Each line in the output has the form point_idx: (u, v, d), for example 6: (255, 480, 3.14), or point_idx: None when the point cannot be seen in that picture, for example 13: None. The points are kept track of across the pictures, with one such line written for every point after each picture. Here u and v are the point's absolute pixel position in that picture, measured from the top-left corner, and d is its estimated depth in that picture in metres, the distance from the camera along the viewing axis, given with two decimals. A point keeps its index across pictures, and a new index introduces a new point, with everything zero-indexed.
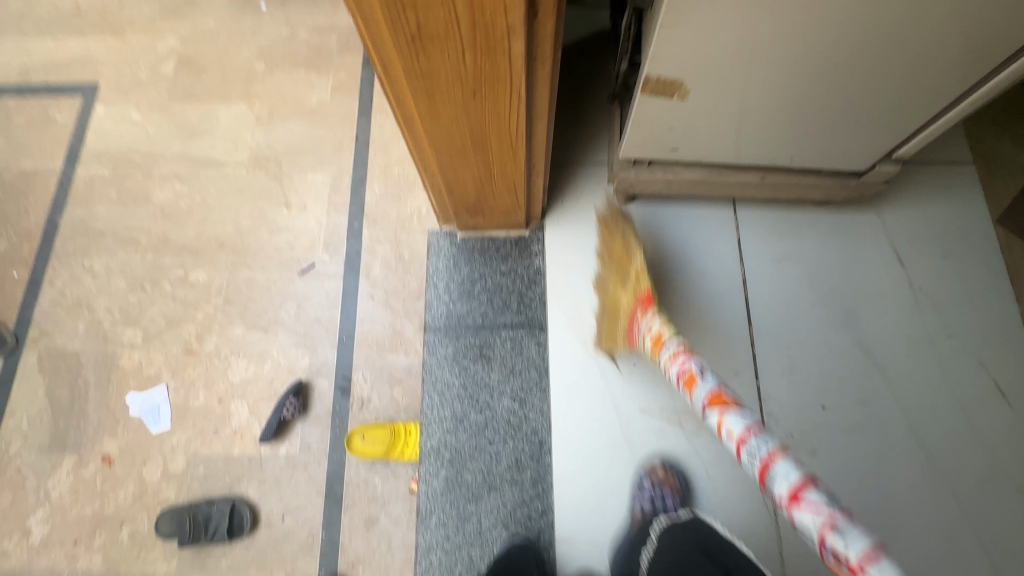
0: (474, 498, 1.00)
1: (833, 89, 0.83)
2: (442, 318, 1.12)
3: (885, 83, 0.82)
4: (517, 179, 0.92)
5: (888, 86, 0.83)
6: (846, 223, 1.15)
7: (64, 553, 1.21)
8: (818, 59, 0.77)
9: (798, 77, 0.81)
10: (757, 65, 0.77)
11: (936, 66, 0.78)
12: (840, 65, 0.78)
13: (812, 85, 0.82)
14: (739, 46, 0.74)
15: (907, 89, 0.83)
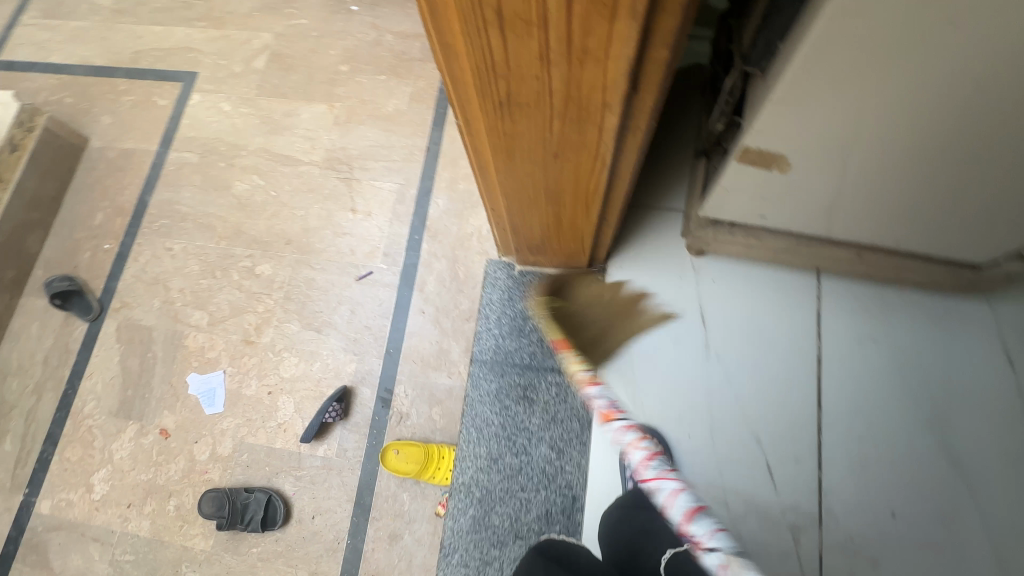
0: (499, 543, 0.99)
1: (989, 175, 0.68)
2: (490, 352, 1.10)
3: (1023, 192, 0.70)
4: (586, 230, 0.88)
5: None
6: (948, 311, 1.02)
7: (119, 513, 1.31)
8: (950, 155, 0.66)
9: (925, 167, 0.68)
10: (874, 155, 0.68)
11: None
12: (983, 152, 0.65)
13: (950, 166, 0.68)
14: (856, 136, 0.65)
15: None
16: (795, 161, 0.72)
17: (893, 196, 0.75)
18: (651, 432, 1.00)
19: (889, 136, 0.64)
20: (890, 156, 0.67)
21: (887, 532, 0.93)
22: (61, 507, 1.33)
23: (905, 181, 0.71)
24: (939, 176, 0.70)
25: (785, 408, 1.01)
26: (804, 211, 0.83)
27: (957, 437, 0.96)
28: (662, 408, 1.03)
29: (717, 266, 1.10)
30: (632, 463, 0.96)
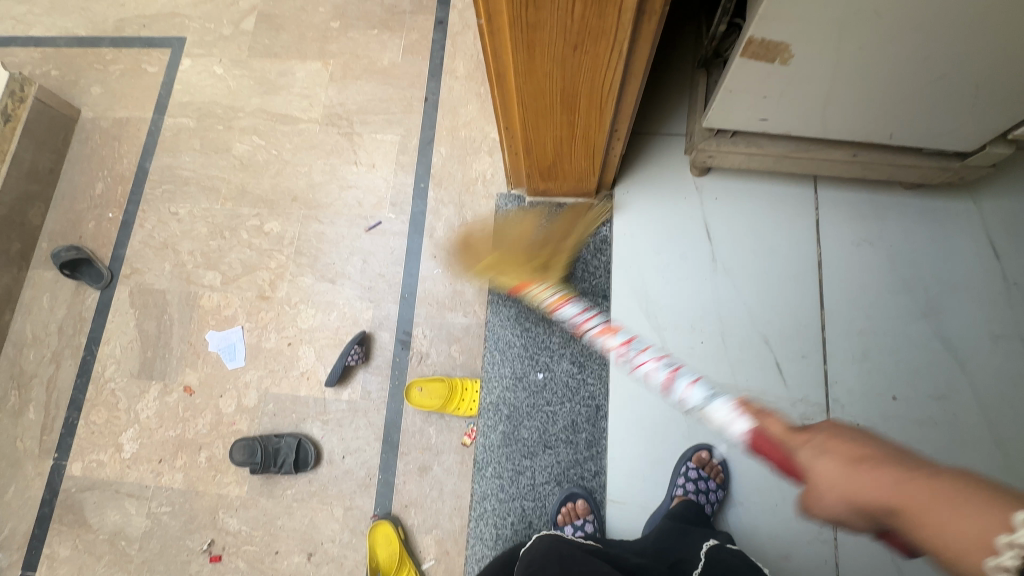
0: (529, 454, 1.05)
1: (975, 49, 0.72)
2: (507, 280, 1.15)
3: (1003, 67, 0.74)
4: (597, 143, 0.91)
5: (1006, 68, 0.74)
6: (937, 209, 1.08)
7: (151, 469, 1.34)
8: (941, 29, 0.69)
9: (917, 44, 0.72)
10: (870, 35, 0.71)
11: None
12: (972, 24, 0.68)
13: (939, 42, 0.71)
14: (853, 16, 0.68)
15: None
16: (797, 51, 0.76)
17: (893, 79, 0.78)
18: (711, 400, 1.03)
19: (889, 13, 0.68)
20: (889, 34, 0.71)
21: (890, 414, 1.00)
22: (92, 468, 1.36)
23: (902, 62, 0.75)
24: (932, 52, 0.73)
25: (790, 310, 1.07)
26: (804, 109, 0.87)
27: (948, 324, 1.03)
28: (674, 318, 1.08)
29: (720, 184, 1.14)
30: (687, 473, 0.98)
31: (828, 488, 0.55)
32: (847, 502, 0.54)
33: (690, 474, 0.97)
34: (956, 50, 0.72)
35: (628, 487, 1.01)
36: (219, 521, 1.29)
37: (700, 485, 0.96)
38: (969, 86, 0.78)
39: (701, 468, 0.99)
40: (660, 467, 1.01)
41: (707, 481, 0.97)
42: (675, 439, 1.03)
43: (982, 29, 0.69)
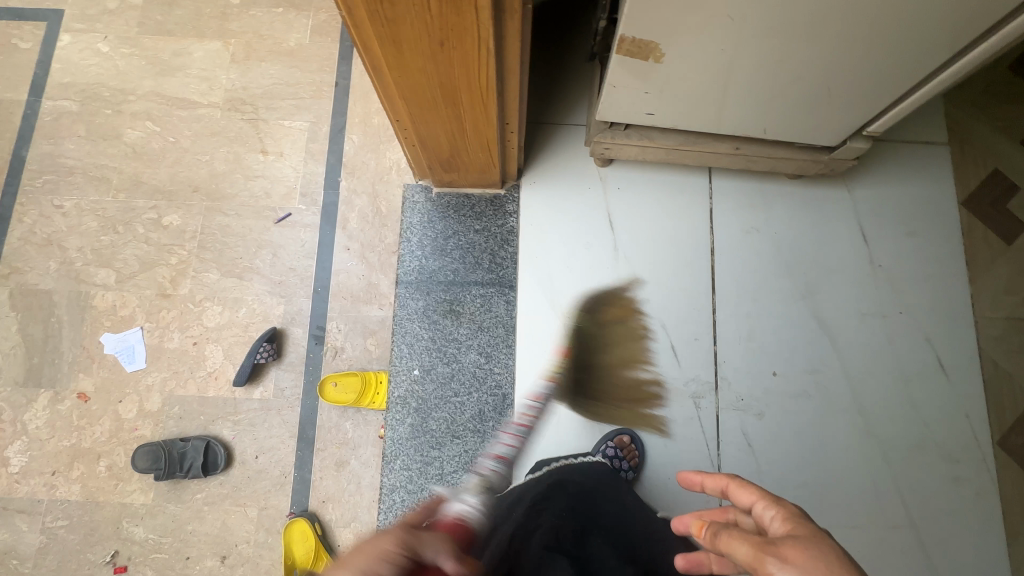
0: (438, 445, 1.06)
1: (821, 55, 0.77)
2: (414, 273, 1.14)
3: (848, 71, 0.80)
4: (490, 137, 0.91)
5: (852, 72, 0.80)
6: (816, 197, 1.17)
7: (44, 482, 1.26)
8: (788, 35, 0.74)
9: (771, 47, 0.76)
10: (728, 38, 0.75)
11: (892, 57, 0.77)
12: (814, 33, 0.73)
13: (789, 47, 0.76)
14: (710, 19, 0.71)
15: (870, 79, 0.81)
16: (668, 50, 0.78)
17: (755, 79, 0.83)
18: (612, 385, 1.08)
19: (744, 15, 0.70)
20: (748, 37, 0.74)
21: (771, 388, 1.09)
22: None
23: (762, 62, 0.79)
24: (784, 55, 0.78)
25: (685, 295, 1.12)
26: (684, 105, 0.91)
27: (822, 304, 1.12)
28: (578, 306, 1.12)
29: (622, 174, 1.17)
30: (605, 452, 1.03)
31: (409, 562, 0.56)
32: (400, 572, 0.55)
33: (608, 452, 1.02)
34: (809, 52, 0.77)
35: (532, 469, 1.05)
36: (123, 530, 1.23)
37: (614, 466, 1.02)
38: (823, 89, 0.84)
39: (618, 450, 1.04)
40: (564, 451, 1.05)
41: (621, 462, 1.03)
42: (578, 423, 1.07)
43: (827, 35, 0.73)
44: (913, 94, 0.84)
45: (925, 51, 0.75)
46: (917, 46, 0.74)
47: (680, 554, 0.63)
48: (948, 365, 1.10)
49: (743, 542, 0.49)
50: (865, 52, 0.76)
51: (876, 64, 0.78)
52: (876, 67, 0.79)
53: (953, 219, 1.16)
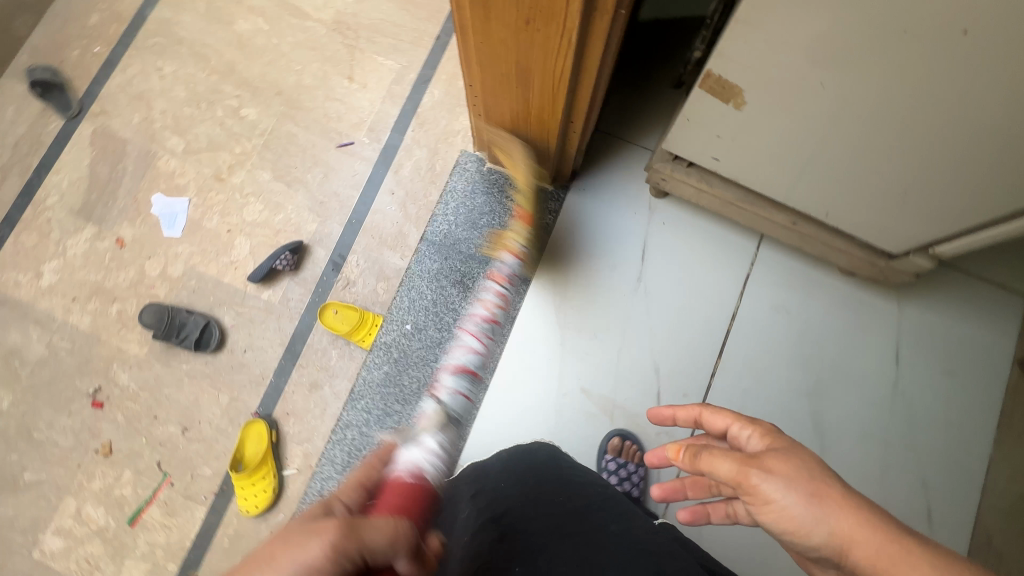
0: (403, 400, 1.09)
1: (906, 156, 0.73)
2: (440, 235, 1.16)
3: (931, 182, 0.75)
4: (552, 129, 0.91)
5: (934, 184, 0.75)
6: (861, 300, 1.10)
7: (63, 304, 1.37)
8: (876, 124, 0.70)
9: (856, 130, 0.72)
10: (814, 107, 0.71)
11: (982, 183, 0.71)
12: (905, 131, 0.69)
13: (875, 136, 0.72)
14: (802, 82, 0.68)
15: (951, 198, 0.76)
16: (751, 100, 0.75)
17: (831, 158, 0.79)
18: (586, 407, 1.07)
19: (836, 90, 0.67)
20: (836, 112, 0.71)
21: None
22: (8, 286, 1.38)
23: (843, 143, 0.76)
24: (867, 143, 0.73)
25: (690, 348, 1.09)
26: (752, 160, 0.88)
27: (826, 408, 1.06)
28: (582, 321, 1.11)
29: (672, 210, 1.15)
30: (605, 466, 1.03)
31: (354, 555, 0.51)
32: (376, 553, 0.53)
33: (608, 467, 1.02)
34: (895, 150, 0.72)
35: (481, 457, 1.05)
36: (111, 371, 1.33)
37: (622, 474, 1.02)
38: (898, 191, 0.79)
39: (617, 456, 1.03)
40: None
41: (625, 467, 1.03)
42: (540, 431, 1.06)
43: (919, 137, 0.69)
44: (993, 229, 0.78)
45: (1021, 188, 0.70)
46: (1013, 180, 0.69)
47: (658, 483, 0.76)
48: (935, 519, 1.02)
49: (727, 459, 0.59)
50: (954, 168, 0.71)
51: (961, 184, 0.73)
52: (960, 188, 0.74)
53: (1000, 375, 1.07)
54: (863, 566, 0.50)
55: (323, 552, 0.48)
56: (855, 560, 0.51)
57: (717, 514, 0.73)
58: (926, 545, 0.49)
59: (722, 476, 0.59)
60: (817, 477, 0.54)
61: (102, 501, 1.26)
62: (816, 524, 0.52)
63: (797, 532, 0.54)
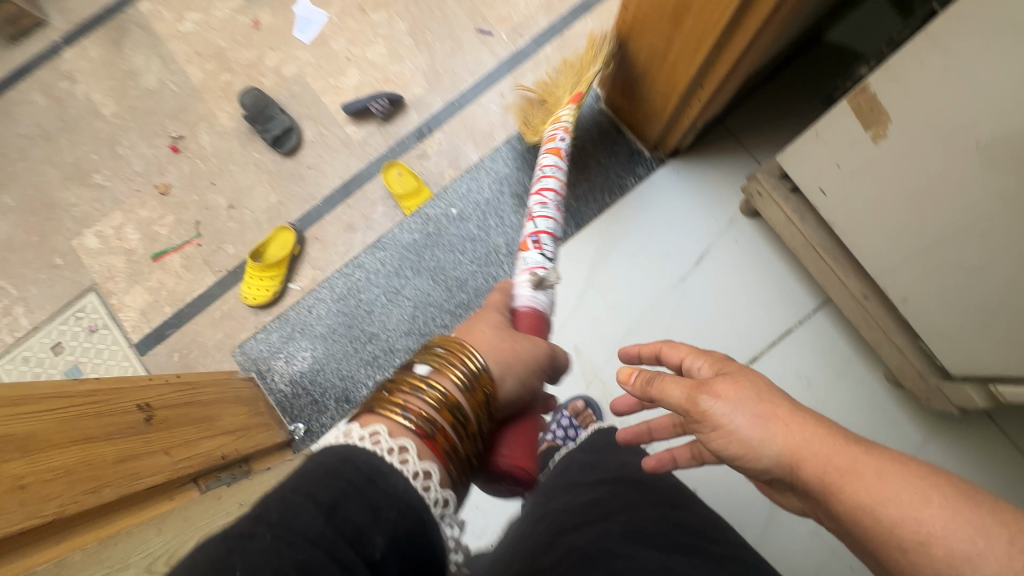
0: (415, 270, 1.11)
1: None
2: (524, 145, 1.16)
3: None
4: (680, 83, 0.87)
5: None
6: (891, 413, 1.01)
7: (188, 53, 1.48)
8: (1010, 215, 0.62)
9: (984, 215, 0.64)
10: (953, 168, 0.64)
11: None
12: None
13: (1001, 230, 0.64)
14: (957, 132, 0.61)
15: None
16: (894, 135, 0.68)
17: (940, 239, 0.71)
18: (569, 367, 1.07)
19: (987, 156, 0.60)
20: (975, 184, 0.63)
21: None
22: (155, 17, 1.51)
23: (961, 226, 0.68)
24: (989, 235, 0.65)
25: None
26: (858, 209, 0.80)
27: None
28: (608, 288, 1.09)
29: (751, 232, 1.09)
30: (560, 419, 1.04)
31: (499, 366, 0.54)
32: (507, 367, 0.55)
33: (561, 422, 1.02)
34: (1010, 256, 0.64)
35: None
36: (198, 128, 1.44)
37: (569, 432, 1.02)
38: (992, 306, 0.70)
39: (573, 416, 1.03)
40: None
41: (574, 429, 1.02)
42: None
43: None
44: None
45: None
46: None
47: (624, 432, 0.80)
48: None
49: (677, 385, 0.55)
50: None
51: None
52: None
53: None
54: (814, 484, 0.46)
55: (540, 348, 0.60)
56: (805, 478, 0.47)
57: (683, 456, 0.72)
58: (885, 453, 0.44)
59: (671, 403, 0.55)
60: (765, 397, 0.51)
61: (141, 229, 1.40)
62: (761, 445, 0.49)
63: (745, 456, 0.50)
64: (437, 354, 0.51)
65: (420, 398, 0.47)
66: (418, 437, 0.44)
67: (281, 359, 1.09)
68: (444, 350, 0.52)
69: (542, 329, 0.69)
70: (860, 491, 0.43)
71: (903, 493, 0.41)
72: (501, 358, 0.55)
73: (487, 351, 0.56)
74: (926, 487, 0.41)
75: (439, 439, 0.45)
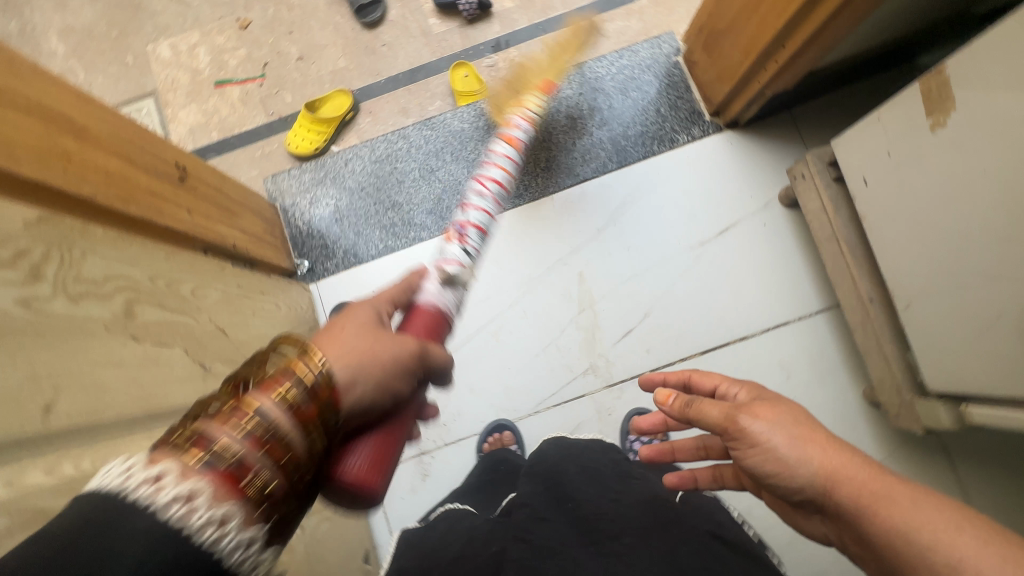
0: (453, 157, 1.14)
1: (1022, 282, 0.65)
2: (593, 74, 1.17)
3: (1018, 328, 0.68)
4: (762, 40, 0.88)
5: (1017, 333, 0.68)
6: (857, 427, 1.02)
7: None
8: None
9: (1002, 224, 0.65)
10: (988, 169, 0.65)
11: None
12: None
13: (1011, 240, 0.65)
14: (1003, 131, 0.63)
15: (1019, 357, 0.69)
16: (951, 124, 0.69)
17: (955, 243, 0.73)
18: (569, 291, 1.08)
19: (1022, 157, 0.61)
20: (1009, 184, 0.63)
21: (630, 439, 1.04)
22: None
23: (977, 231, 0.69)
24: (1000, 244, 0.66)
25: (685, 327, 1.07)
26: (892, 204, 0.81)
27: None
28: (631, 230, 1.10)
29: (783, 221, 1.09)
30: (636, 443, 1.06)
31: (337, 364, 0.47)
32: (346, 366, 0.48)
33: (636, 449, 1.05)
34: (1017, 264, 0.65)
35: (465, 244, 1.10)
36: None
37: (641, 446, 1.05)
38: (982, 318, 0.72)
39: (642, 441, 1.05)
40: (492, 266, 1.09)
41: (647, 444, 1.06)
42: (522, 269, 1.09)
43: None
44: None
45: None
46: None
47: (646, 449, 0.74)
48: None
49: (716, 406, 0.58)
50: None
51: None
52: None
53: None
54: (846, 503, 0.50)
55: (407, 349, 0.53)
56: (838, 498, 0.50)
57: (704, 476, 0.72)
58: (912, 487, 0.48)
59: (709, 423, 0.58)
60: (801, 423, 0.55)
61: (213, 54, 1.44)
62: (798, 465, 0.52)
63: (778, 474, 0.53)
64: (267, 366, 0.44)
65: (234, 420, 0.39)
66: (216, 475, 0.36)
67: (305, 200, 1.14)
68: (279, 361, 0.45)
69: (434, 331, 0.61)
70: (890, 512, 0.47)
71: (936, 523, 0.45)
72: (349, 354, 0.49)
73: (332, 349, 0.49)
74: (959, 518, 0.45)
75: (250, 475, 0.38)
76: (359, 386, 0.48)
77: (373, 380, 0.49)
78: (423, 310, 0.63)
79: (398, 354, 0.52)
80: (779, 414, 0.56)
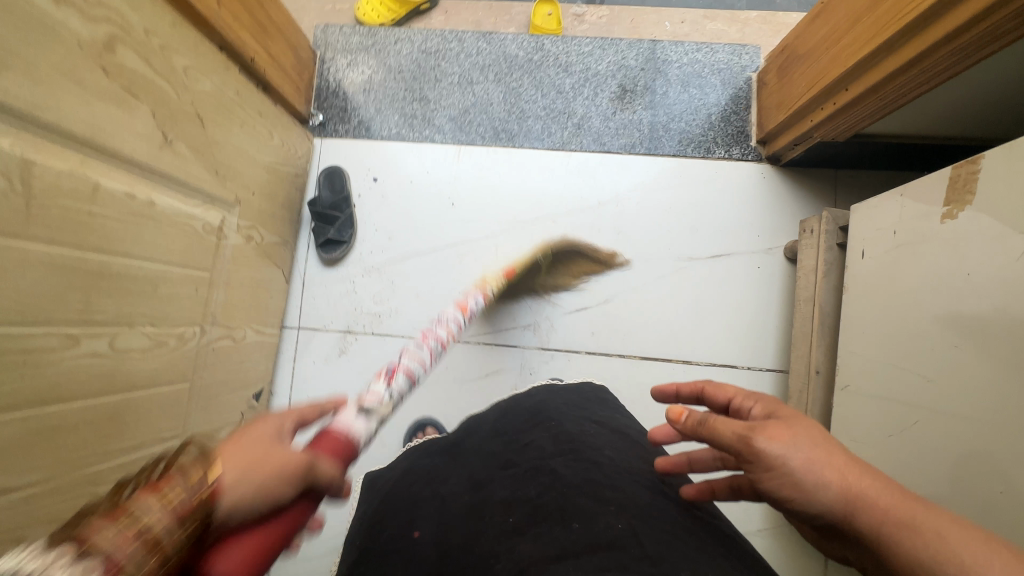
0: (496, 77, 1.13)
1: (953, 394, 0.63)
2: (664, 57, 1.13)
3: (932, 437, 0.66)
4: (830, 76, 0.84)
5: (930, 442, 0.66)
6: None
7: None
8: (983, 336, 0.60)
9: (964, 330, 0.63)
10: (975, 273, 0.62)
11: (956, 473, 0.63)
12: (984, 367, 0.60)
13: (963, 349, 0.63)
14: (1004, 239, 0.59)
15: (920, 467, 0.67)
16: (961, 219, 0.65)
17: (913, 338, 0.70)
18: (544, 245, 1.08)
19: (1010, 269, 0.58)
20: (985, 294, 0.61)
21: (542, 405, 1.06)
22: None
23: (937, 332, 0.67)
24: (951, 352, 0.64)
25: (639, 327, 1.06)
26: (876, 283, 0.78)
27: None
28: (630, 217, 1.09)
29: (779, 271, 1.06)
30: None
31: (231, 469, 0.37)
32: (244, 474, 0.37)
33: None
34: (957, 377, 0.63)
35: (470, 162, 1.10)
36: None
37: None
38: (905, 419, 0.70)
39: None
40: (486, 191, 1.09)
41: None
42: (512, 207, 1.09)
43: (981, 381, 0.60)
44: None
45: (976, 513, 0.60)
46: (974, 495, 0.60)
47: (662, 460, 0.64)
48: None
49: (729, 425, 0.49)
50: (960, 440, 0.62)
51: (955, 457, 0.63)
52: (946, 464, 0.64)
53: None
54: (861, 534, 0.43)
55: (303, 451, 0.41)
56: (856, 526, 0.43)
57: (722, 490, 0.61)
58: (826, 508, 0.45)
59: (723, 444, 0.49)
60: (823, 444, 0.46)
61: None
62: (815, 490, 0.44)
63: (795, 499, 0.45)
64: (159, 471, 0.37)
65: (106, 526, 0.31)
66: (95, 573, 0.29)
67: (344, 60, 1.14)
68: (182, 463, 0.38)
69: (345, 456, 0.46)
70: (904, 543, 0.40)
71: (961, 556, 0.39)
72: (245, 494, 0.37)
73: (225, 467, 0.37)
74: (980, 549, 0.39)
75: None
76: (244, 484, 0.37)
77: (265, 480, 0.38)
78: (333, 433, 0.46)
79: (278, 463, 0.39)
80: (802, 438, 0.47)
